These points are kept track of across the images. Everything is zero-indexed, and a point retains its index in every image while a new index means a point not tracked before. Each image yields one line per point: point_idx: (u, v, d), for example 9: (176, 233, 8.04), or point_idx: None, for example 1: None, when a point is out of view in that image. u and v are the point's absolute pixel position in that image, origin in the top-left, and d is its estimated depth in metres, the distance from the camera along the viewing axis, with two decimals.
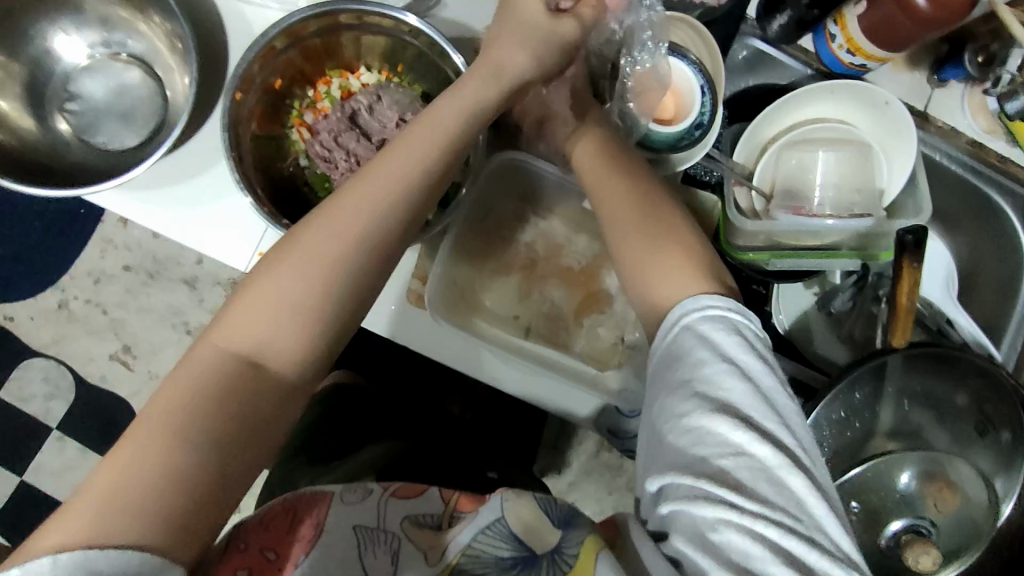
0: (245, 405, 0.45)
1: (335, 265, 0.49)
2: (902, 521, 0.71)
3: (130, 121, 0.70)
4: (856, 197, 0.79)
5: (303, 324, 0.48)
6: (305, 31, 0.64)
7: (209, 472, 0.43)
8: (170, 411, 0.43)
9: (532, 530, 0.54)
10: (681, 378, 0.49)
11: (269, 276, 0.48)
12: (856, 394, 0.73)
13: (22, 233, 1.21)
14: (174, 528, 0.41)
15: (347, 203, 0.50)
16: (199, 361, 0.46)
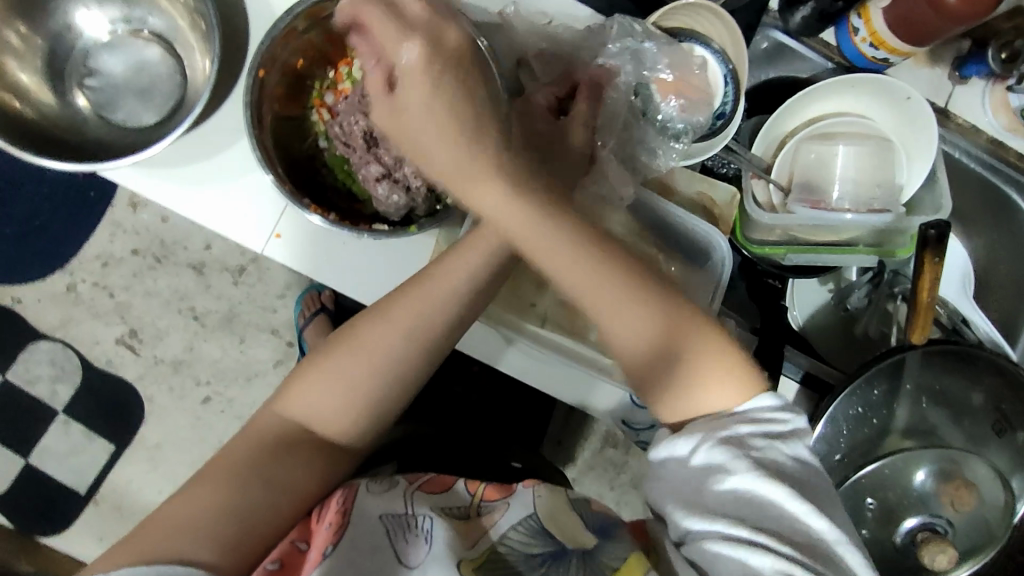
0: (289, 468, 0.50)
1: (376, 353, 0.51)
2: (917, 518, 0.70)
3: (147, 98, 0.70)
4: (876, 193, 0.79)
5: (353, 401, 0.51)
6: (325, 11, 0.63)
7: (264, 515, 0.48)
8: (242, 456, 0.49)
9: (562, 530, 0.55)
10: (739, 437, 0.47)
11: (322, 361, 0.51)
12: (874, 390, 0.72)
13: (31, 215, 1.21)
14: (225, 548, 0.45)
15: (399, 303, 0.51)
16: (268, 424, 0.51)
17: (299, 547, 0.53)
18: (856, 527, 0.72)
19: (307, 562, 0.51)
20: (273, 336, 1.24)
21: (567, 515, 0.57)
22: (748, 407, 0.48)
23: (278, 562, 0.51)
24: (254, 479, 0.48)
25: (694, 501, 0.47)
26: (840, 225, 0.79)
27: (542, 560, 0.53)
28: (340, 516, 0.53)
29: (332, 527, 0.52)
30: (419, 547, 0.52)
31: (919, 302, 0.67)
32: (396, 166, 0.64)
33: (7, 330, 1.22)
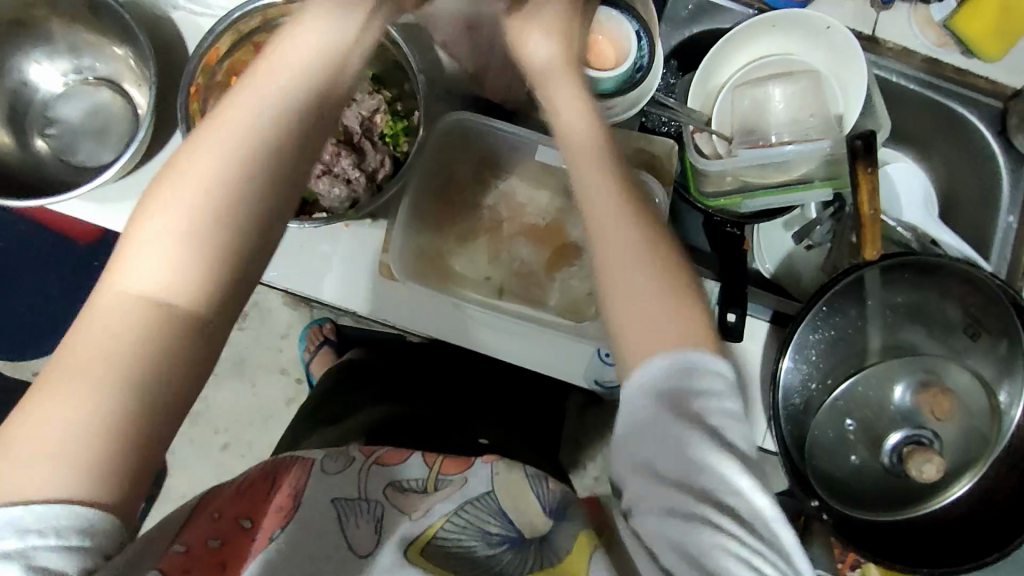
0: (155, 361, 0.38)
1: (205, 197, 0.40)
2: (900, 434, 0.72)
3: (105, 138, 0.75)
4: (811, 122, 0.81)
5: (207, 255, 0.39)
6: (249, 28, 0.69)
7: (137, 426, 0.37)
8: (84, 369, 0.37)
9: (517, 506, 0.55)
10: (696, 406, 0.44)
11: (147, 215, 0.40)
12: (836, 314, 0.71)
13: (42, 291, 1.28)
14: (107, 477, 0.36)
15: (203, 141, 0.41)
16: (104, 309, 0.38)
17: (240, 522, 0.50)
18: (844, 453, 0.73)
19: (252, 544, 0.50)
20: (283, 375, 1.29)
21: (522, 491, 0.56)
22: (706, 375, 0.44)
23: (218, 541, 0.48)
24: (121, 378, 0.37)
25: (647, 462, 0.45)
26: (790, 161, 0.79)
27: (500, 541, 0.53)
28: (290, 500, 0.52)
29: (281, 509, 0.51)
30: (368, 535, 0.52)
31: (862, 215, 0.67)
32: (335, 160, 0.68)
33: None
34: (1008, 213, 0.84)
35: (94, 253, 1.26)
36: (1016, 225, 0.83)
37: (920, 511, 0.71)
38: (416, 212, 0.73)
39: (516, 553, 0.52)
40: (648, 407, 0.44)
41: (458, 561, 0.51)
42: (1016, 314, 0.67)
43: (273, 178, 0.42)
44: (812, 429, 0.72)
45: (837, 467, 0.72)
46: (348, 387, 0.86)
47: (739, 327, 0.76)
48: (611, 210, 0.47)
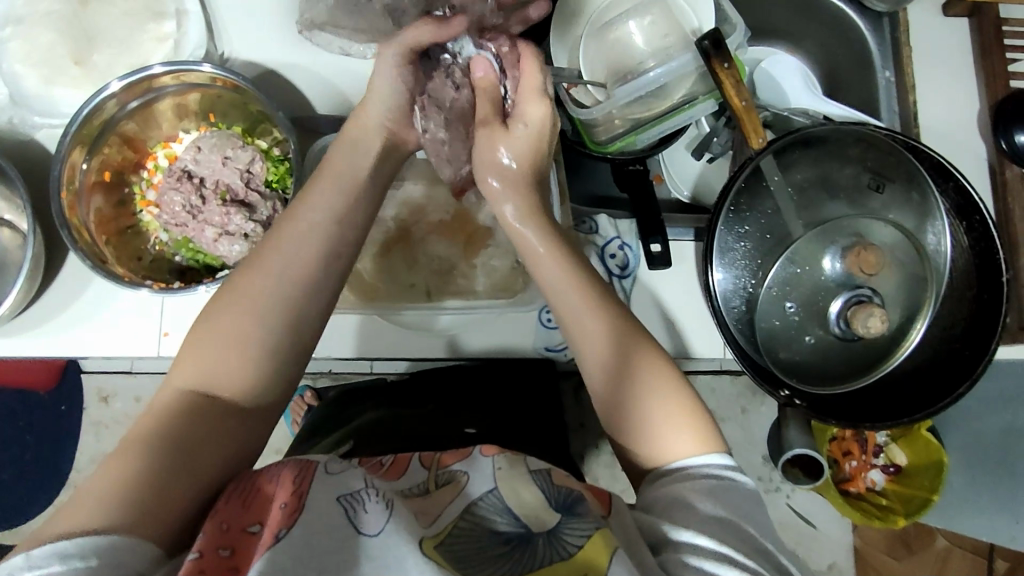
0: (211, 431, 0.47)
1: (259, 300, 0.51)
2: (842, 299, 0.72)
3: (3, 272, 0.75)
4: (669, 41, 0.84)
5: (253, 342, 0.50)
6: (110, 118, 0.70)
7: (187, 480, 0.45)
8: (156, 426, 0.46)
9: (525, 506, 0.49)
10: (720, 489, 0.50)
11: (210, 315, 0.51)
12: (750, 206, 0.73)
13: (17, 452, 1.26)
14: (151, 517, 0.42)
15: (269, 249, 0.54)
16: (170, 396, 0.48)
17: (248, 528, 0.44)
18: (799, 337, 0.73)
19: (260, 545, 0.43)
20: (280, 454, 1.28)
21: (527, 486, 0.50)
22: (735, 476, 0.52)
23: (229, 549, 0.43)
24: (172, 438, 0.46)
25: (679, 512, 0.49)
26: (666, 86, 0.79)
27: (507, 541, 0.47)
28: (295, 499, 0.45)
29: (287, 507, 0.45)
30: (377, 513, 0.44)
31: (736, 108, 0.69)
32: (227, 219, 0.70)
33: None
34: (884, 69, 0.86)
35: (58, 397, 1.23)
36: (894, 78, 0.85)
37: (885, 370, 0.73)
38: None
39: (529, 551, 0.46)
40: (678, 477, 0.51)
41: (481, 542, 0.47)
42: (911, 156, 0.71)
43: (315, 299, 0.54)
44: (759, 321, 0.72)
45: (798, 353, 0.73)
46: (332, 407, 0.88)
47: (665, 255, 0.76)
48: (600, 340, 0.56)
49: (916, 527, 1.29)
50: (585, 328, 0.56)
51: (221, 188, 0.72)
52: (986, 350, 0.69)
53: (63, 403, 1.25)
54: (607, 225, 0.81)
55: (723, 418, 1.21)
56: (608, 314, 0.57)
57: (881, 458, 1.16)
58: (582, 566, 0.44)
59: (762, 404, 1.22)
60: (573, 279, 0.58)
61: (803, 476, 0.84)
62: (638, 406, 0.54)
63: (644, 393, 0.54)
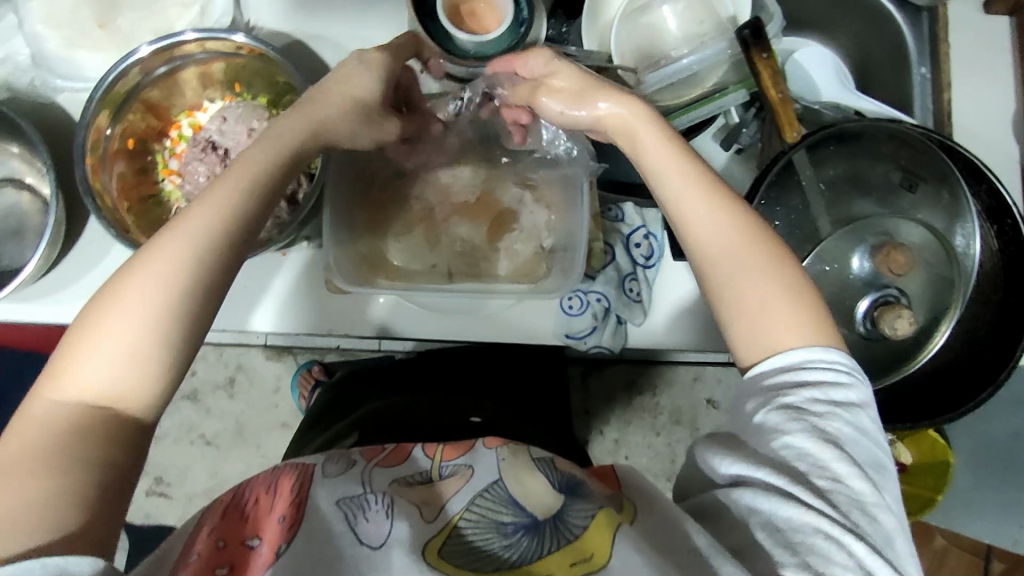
0: (100, 450, 0.41)
1: (152, 294, 0.44)
2: (870, 298, 0.71)
3: (22, 237, 0.74)
4: (704, 29, 0.82)
5: (144, 353, 0.43)
6: (134, 85, 0.69)
7: (89, 505, 0.39)
8: (34, 447, 0.40)
9: (528, 492, 0.48)
10: (788, 398, 0.47)
11: (95, 314, 0.43)
12: (778, 203, 0.72)
13: None
14: (66, 543, 0.38)
15: (163, 239, 0.46)
16: (52, 407, 0.41)
17: (246, 542, 0.44)
18: None
19: (258, 561, 0.43)
20: (285, 428, 1.29)
21: (529, 472, 0.50)
22: (818, 370, 0.48)
23: (226, 567, 0.43)
24: (57, 459, 0.39)
25: (739, 442, 0.50)
26: (698, 73, 0.79)
27: (513, 530, 0.46)
28: (293, 510, 0.45)
29: (284, 520, 0.45)
30: (379, 523, 0.45)
31: (772, 101, 0.68)
32: None
33: None
34: (919, 65, 0.85)
35: None
36: (930, 74, 0.84)
37: (910, 369, 0.73)
38: (335, 213, 0.72)
39: (536, 539, 0.46)
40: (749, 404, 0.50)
41: (487, 536, 0.46)
42: (945, 155, 0.69)
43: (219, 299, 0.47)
44: None
45: None
46: (340, 390, 0.87)
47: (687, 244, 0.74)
48: (734, 234, 0.51)
49: (916, 525, 1.29)
50: (694, 216, 0.52)
51: None
52: (1012, 355, 0.69)
53: None
54: (631, 213, 0.79)
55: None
56: (730, 209, 0.52)
57: None
58: (585, 553, 0.45)
59: None
60: (697, 174, 0.53)
61: None
62: (764, 311, 0.50)
63: (763, 287, 0.50)
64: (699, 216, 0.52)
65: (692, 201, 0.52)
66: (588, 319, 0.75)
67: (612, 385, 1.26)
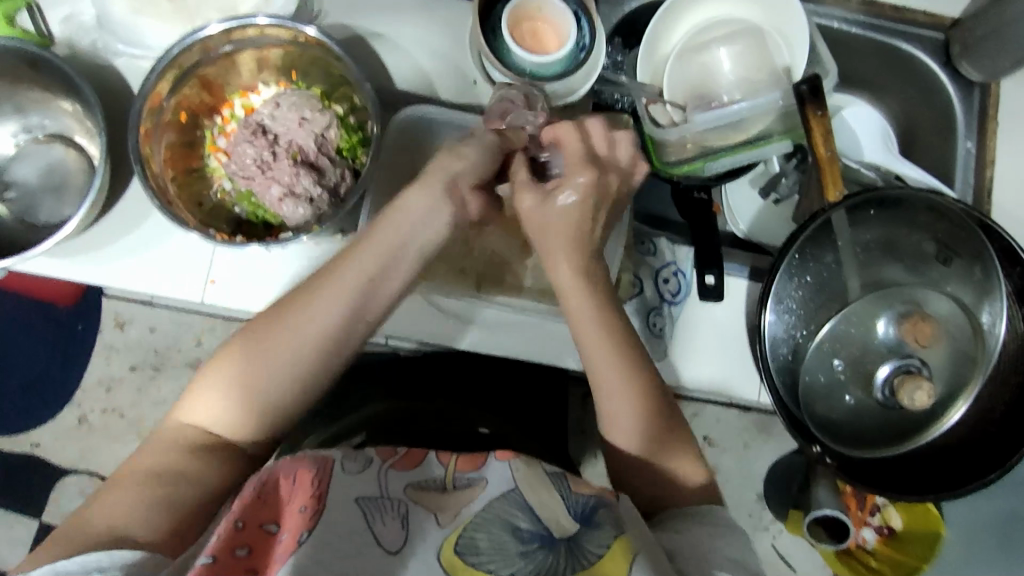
0: (204, 466, 0.57)
1: (287, 364, 0.58)
2: (891, 365, 0.72)
3: (62, 194, 0.75)
4: (760, 77, 0.82)
5: (250, 408, 0.58)
6: (190, 62, 0.69)
7: (187, 506, 0.55)
8: (159, 460, 0.57)
9: (546, 508, 0.52)
10: None
11: (219, 369, 0.59)
12: (812, 260, 0.72)
13: (31, 360, 1.35)
14: (164, 532, 0.53)
15: (295, 319, 0.58)
16: (175, 434, 0.58)
17: (266, 526, 0.50)
18: (839, 395, 0.73)
19: (278, 546, 0.49)
20: None
21: (546, 489, 0.54)
22: None
23: (244, 549, 0.48)
24: (171, 467, 0.56)
25: None
26: (746, 120, 0.78)
27: (529, 537, 0.50)
28: (315, 501, 0.50)
29: (307, 510, 0.49)
30: (396, 531, 0.49)
31: (820, 158, 0.67)
32: (295, 179, 0.69)
33: (36, 474, 1.34)
34: (965, 139, 0.85)
35: (75, 316, 1.34)
36: (975, 149, 0.84)
37: (916, 443, 0.73)
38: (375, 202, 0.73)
39: (552, 554, 0.49)
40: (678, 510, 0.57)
41: (502, 537, 0.49)
42: (983, 235, 0.69)
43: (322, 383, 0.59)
44: (804, 374, 0.72)
45: (835, 410, 0.73)
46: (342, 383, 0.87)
47: (719, 288, 0.77)
48: (615, 360, 0.60)
49: None
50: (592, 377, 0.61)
51: (294, 148, 0.71)
52: None
53: (80, 321, 1.36)
54: (664, 249, 0.81)
55: (723, 448, 1.21)
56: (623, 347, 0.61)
57: (876, 518, 1.15)
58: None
59: (765, 440, 1.21)
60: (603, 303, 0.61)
61: (824, 536, 0.83)
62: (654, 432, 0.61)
63: (633, 402, 0.60)
64: (609, 367, 0.60)
65: (602, 348, 0.61)
66: None
67: None
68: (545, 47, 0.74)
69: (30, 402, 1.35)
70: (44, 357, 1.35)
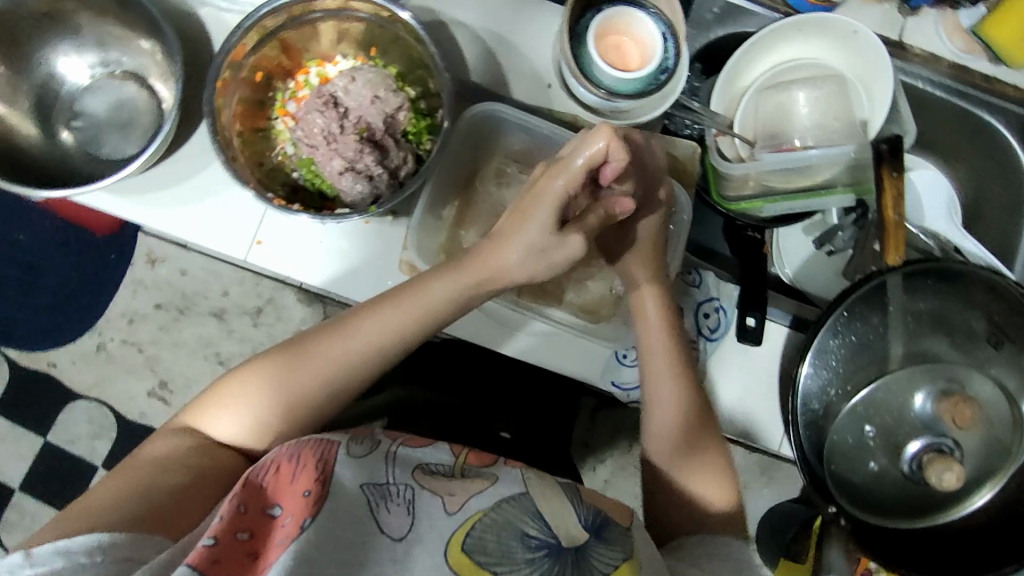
0: (205, 469, 0.57)
1: (302, 386, 0.60)
2: (921, 441, 0.71)
3: (128, 132, 0.76)
4: (836, 127, 0.80)
5: (262, 427, 0.59)
6: (274, 24, 0.69)
7: (181, 501, 0.55)
8: (161, 455, 0.57)
9: (557, 517, 0.52)
10: None
11: (240, 379, 0.60)
12: (860, 320, 0.70)
13: (62, 281, 1.37)
14: (157, 521, 0.52)
15: (322, 343, 0.61)
16: (176, 435, 0.59)
17: (269, 510, 0.49)
18: (863, 460, 0.72)
19: (278, 530, 0.48)
20: None
21: (558, 500, 0.54)
22: None
23: (245, 533, 0.48)
24: (172, 464, 0.57)
25: None
26: (813, 166, 0.77)
27: (538, 546, 0.49)
28: (318, 486, 0.50)
29: (310, 494, 0.49)
30: (402, 519, 0.50)
31: (885, 219, 0.67)
32: (359, 156, 0.69)
33: (49, 394, 1.36)
34: None
35: (110, 246, 1.35)
36: None
37: (932, 521, 0.72)
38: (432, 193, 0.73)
39: (557, 563, 0.49)
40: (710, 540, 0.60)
41: (510, 543, 0.49)
42: None
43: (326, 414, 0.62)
44: (832, 433, 0.71)
45: (857, 474, 0.72)
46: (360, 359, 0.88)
47: (758, 332, 0.77)
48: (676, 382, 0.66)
49: None
50: (665, 398, 0.65)
51: (362, 124, 0.71)
52: None
53: (114, 253, 1.37)
54: (709, 283, 0.80)
55: None
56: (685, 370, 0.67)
57: None
58: None
59: (766, 484, 1.20)
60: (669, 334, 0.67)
61: None
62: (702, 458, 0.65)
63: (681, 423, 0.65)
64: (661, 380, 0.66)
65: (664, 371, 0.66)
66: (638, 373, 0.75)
67: (619, 427, 1.25)
68: (628, 63, 0.74)
69: (53, 322, 1.37)
70: (74, 281, 1.37)
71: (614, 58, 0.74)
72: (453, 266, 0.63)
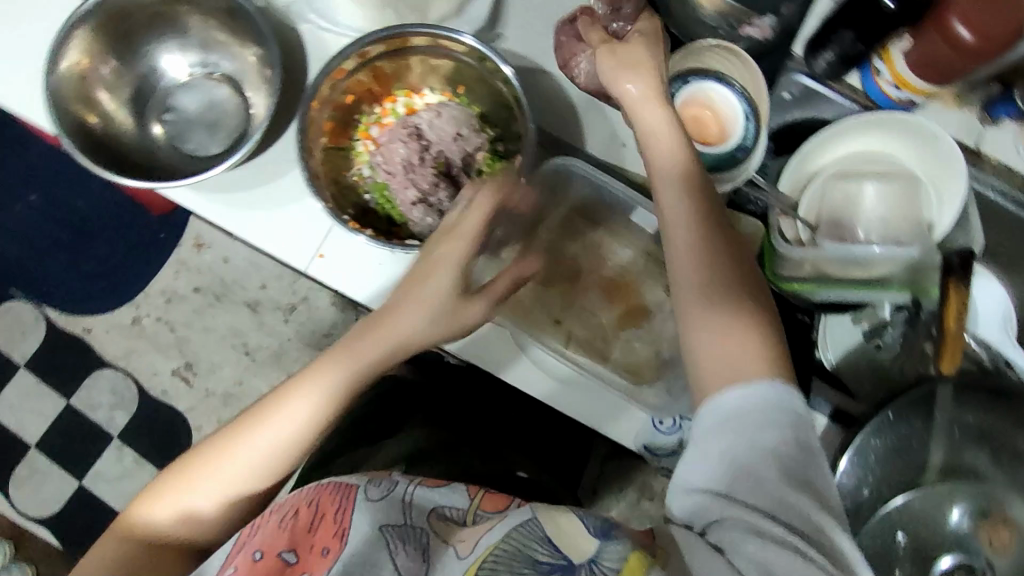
0: (184, 529, 0.60)
1: (265, 440, 0.61)
2: (953, 558, 0.72)
3: (214, 131, 0.78)
4: (903, 226, 0.80)
5: (229, 485, 0.60)
6: (372, 54, 0.72)
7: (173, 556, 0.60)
8: (143, 525, 0.60)
9: (567, 538, 0.55)
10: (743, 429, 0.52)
11: (205, 450, 0.61)
12: (903, 424, 0.70)
13: (109, 252, 1.40)
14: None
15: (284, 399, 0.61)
16: (147, 507, 0.60)
17: (281, 553, 0.56)
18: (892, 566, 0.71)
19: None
20: None
21: (564, 514, 0.57)
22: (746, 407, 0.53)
23: None
24: (155, 533, 0.60)
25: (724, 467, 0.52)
26: (871, 259, 0.76)
27: (548, 569, 0.53)
28: (335, 541, 0.57)
29: (329, 553, 0.56)
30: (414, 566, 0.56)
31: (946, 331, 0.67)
32: (433, 190, 0.74)
33: (78, 358, 1.39)
34: None
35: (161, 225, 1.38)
36: None
37: None
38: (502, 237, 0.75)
39: None
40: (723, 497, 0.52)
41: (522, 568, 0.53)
42: None
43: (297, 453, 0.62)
44: (866, 535, 0.71)
45: None
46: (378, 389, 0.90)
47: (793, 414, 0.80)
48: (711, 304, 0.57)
49: None
50: (706, 324, 0.57)
51: (441, 159, 0.75)
52: None
53: (162, 231, 1.40)
54: None
55: None
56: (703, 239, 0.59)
57: None
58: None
59: None
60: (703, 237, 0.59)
61: None
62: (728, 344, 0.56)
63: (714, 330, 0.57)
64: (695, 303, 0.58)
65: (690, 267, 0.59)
66: (674, 441, 0.75)
67: (628, 478, 1.25)
68: (707, 137, 0.75)
69: (92, 290, 1.39)
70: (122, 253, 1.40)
71: (693, 130, 0.75)
72: (412, 293, 0.63)
